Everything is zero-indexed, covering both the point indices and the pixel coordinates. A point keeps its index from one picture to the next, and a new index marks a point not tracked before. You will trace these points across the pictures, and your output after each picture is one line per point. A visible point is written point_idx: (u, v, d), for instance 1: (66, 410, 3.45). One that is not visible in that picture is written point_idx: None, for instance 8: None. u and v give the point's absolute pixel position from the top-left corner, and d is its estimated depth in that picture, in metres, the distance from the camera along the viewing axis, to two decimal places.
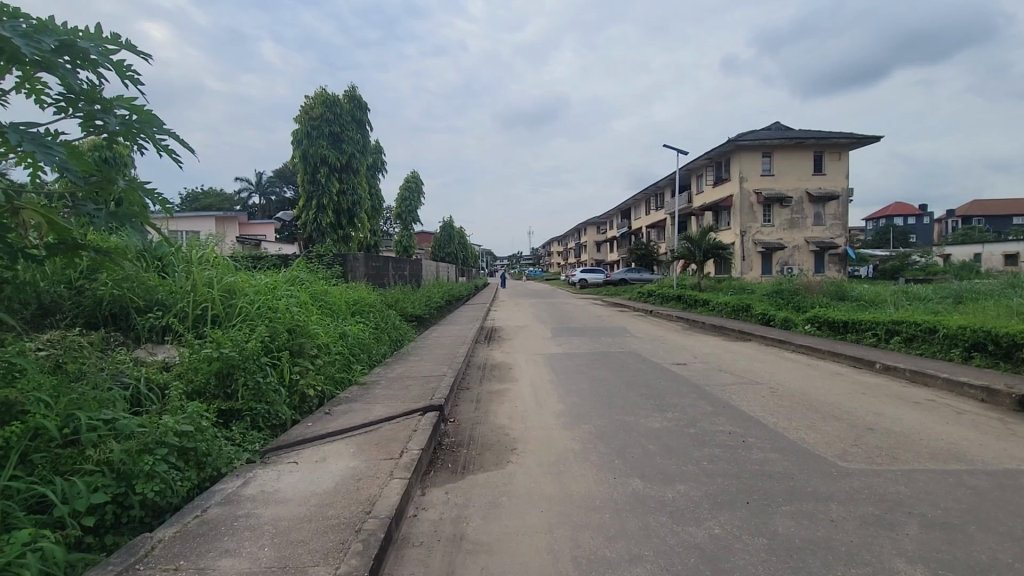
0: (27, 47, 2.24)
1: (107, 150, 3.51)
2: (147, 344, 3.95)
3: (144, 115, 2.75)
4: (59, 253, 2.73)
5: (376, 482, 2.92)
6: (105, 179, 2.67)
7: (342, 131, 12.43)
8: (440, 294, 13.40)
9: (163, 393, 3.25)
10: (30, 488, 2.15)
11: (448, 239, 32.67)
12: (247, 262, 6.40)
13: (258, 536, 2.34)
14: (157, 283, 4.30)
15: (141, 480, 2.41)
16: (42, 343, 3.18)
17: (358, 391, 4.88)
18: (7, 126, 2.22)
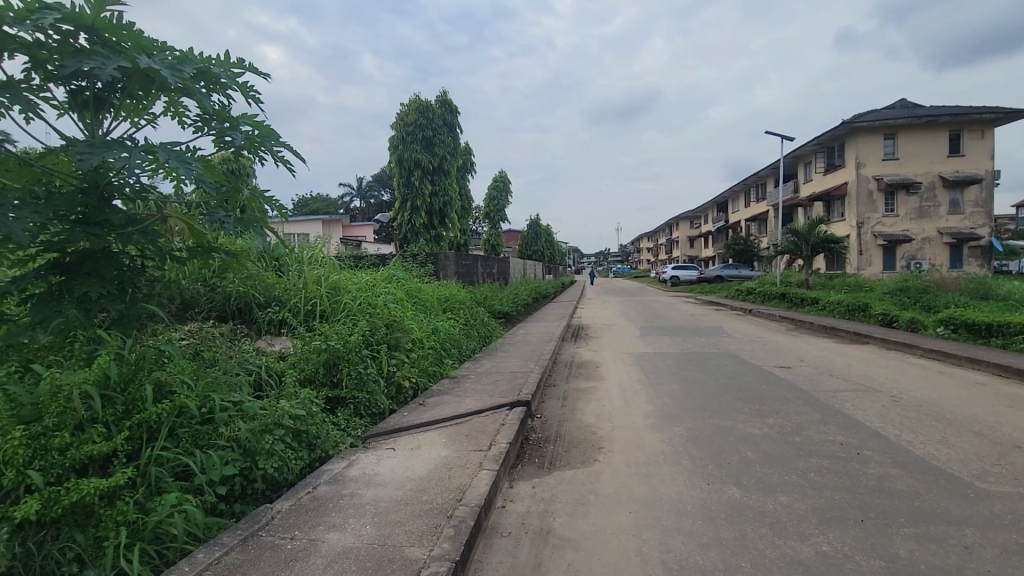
0: (172, 76, 2.59)
1: (234, 163, 3.95)
2: (267, 335, 4.40)
3: (264, 129, 3.07)
4: (197, 255, 3.13)
5: (466, 471, 3.03)
6: (233, 189, 3.04)
7: (435, 134, 12.98)
8: (527, 292, 13.52)
9: (280, 380, 3.61)
10: (176, 458, 2.47)
11: (536, 237, 32.87)
12: (350, 261, 6.91)
13: (361, 514, 2.53)
14: (274, 281, 4.78)
15: (262, 457, 2.71)
16: (184, 333, 3.65)
17: (448, 384, 5.10)
18: (159, 146, 2.59)
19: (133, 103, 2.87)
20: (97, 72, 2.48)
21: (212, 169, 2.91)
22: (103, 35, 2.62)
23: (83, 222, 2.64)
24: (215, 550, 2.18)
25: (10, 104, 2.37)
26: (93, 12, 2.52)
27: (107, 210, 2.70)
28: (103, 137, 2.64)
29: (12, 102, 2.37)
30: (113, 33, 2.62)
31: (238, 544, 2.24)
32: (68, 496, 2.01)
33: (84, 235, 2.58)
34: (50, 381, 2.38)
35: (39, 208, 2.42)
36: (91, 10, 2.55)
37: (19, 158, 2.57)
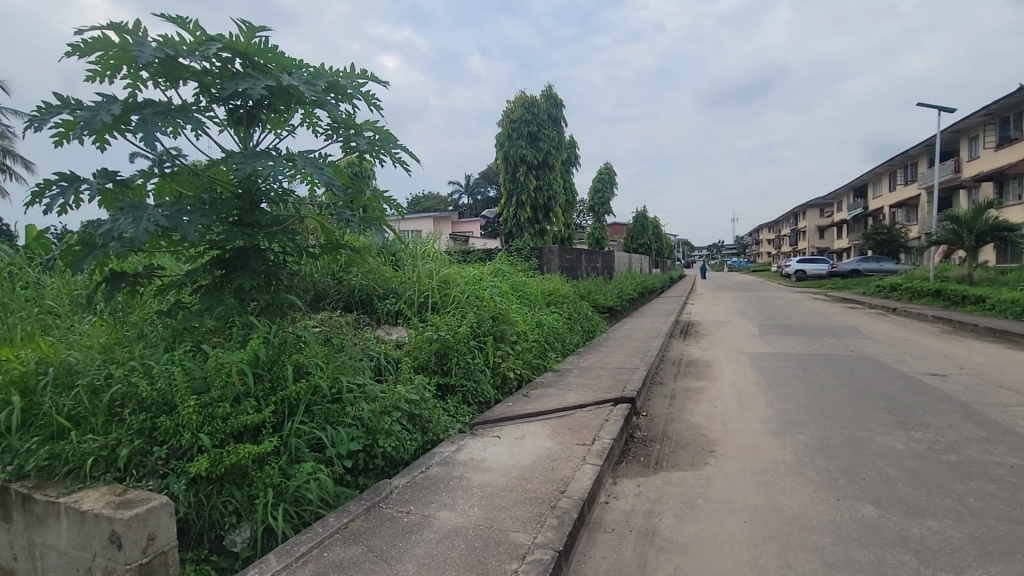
0: (307, 90, 2.89)
1: (357, 166, 4.32)
2: (385, 325, 4.76)
3: (383, 133, 3.32)
4: (328, 251, 3.49)
5: (570, 464, 3.05)
6: (358, 191, 3.34)
7: (540, 129, 13.10)
8: (633, 286, 13.13)
9: (396, 366, 3.89)
10: (312, 432, 2.76)
11: (643, 230, 31.77)
12: (459, 256, 7.24)
13: (469, 496, 2.65)
14: (392, 275, 5.15)
15: (382, 436, 2.96)
16: (317, 321, 4.07)
17: (552, 377, 5.15)
18: (298, 154, 2.92)
19: (277, 117, 3.26)
20: (250, 91, 2.84)
21: (340, 173, 3.23)
22: (254, 58, 2.99)
23: (238, 224, 3.06)
24: (344, 516, 2.43)
25: (185, 125, 2.80)
26: (247, 40, 2.91)
27: (257, 212, 3.09)
28: (254, 149, 3.03)
29: (186, 122, 2.81)
30: (261, 56, 2.99)
31: (362, 513, 2.47)
32: (229, 458, 2.35)
33: (240, 234, 2.99)
34: (215, 359, 2.78)
35: (206, 212, 2.84)
36: (244, 37, 2.93)
37: (191, 169, 3.02)
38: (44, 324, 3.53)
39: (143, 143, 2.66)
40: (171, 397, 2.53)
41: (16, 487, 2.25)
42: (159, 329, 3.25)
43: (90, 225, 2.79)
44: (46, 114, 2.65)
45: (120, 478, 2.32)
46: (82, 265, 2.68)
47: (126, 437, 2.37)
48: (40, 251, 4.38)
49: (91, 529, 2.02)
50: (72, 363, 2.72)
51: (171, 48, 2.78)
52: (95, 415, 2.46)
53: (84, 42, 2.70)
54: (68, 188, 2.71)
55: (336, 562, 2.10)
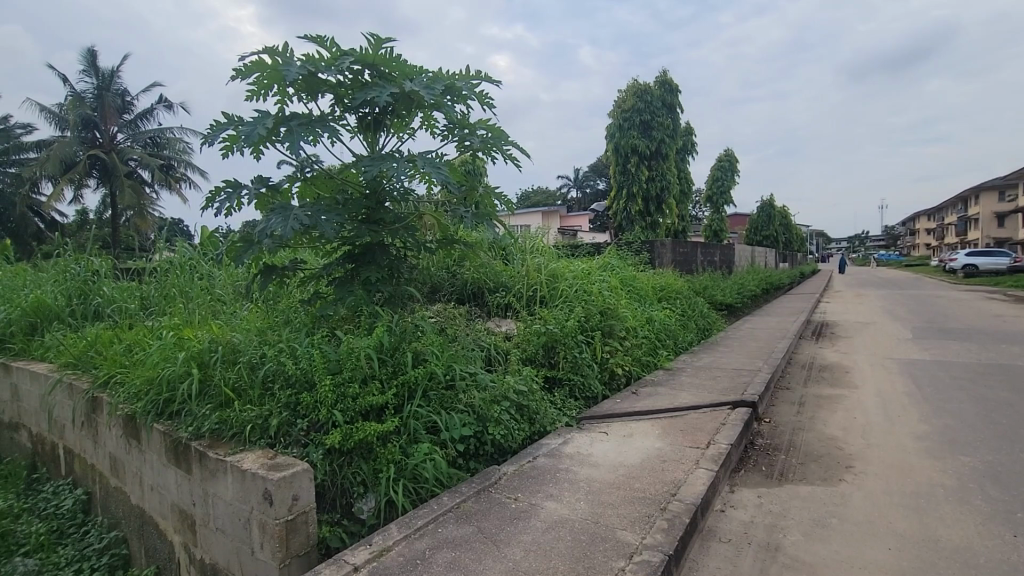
0: (427, 94, 3.06)
1: (471, 164, 4.50)
2: (495, 317, 4.91)
3: (496, 131, 3.41)
4: (444, 246, 3.69)
5: (682, 466, 2.92)
6: (471, 188, 3.49)
7: (653, 118, 12.62)
8: (756, 282, 12.12)
9: (506, 358, 3.99)
10: (428, 415, 2.94)
11: (768, 220, 29.16)
12: (567, 250, 7.23)
13: (576, 489, 2.66)
14: (502, 269, 5.29)
15: (492, 424, 3.07)
16: (434, 312, 4.32)
17: (663, 375, 4.96)
18: (418, 155, 3.11)
19: (400, 121, 3.51)
20: (377, 98, 3.09)
21: (455, 171, 3.39)
22: (380, 68, 3.24)
23: (367, 221, 3.34)
24: (456, 496, 2.56)
25: (323, 133, 3.12)
26: (375, 51, 3.15)
27: (382, 211, 3.36)
28: (380, 153, 3.28)
29: (324, 131, 3.13)
30: (387, 66, 3.22)
31: (473, 495, 2.59)
32: (358, 434, 2.59)
33: (367, 232, 3.27)
34: (346, 345, 3.07)
35: (340, 212, 3.14)
36: (373, 49, 3.18)
37: (327, 172, 3.35)
38: (214, 310, 4.16)
39: (289, 151, 3.01)
40: (311, 376, 2.85)
41: (195, 444, 2.67)
42: (301, 316, 3.66)
43: (249, 224, 3.23)
44: (217, 131, 3.11)
45: (271, 444, 2.63)
46: (243, 260, 3.10)
47: (276, 409, 2.70)
48: (212, 248, 5.17)
49: (249, 486, 2.35)
50: (235, 344, 3.16)
51: (311, 65, 3.10)
52: (252, 388, 2.84)
53: (245, 66, 3.11)
54: (233, 194, 3.15)
55: (450, 539, 2.22)
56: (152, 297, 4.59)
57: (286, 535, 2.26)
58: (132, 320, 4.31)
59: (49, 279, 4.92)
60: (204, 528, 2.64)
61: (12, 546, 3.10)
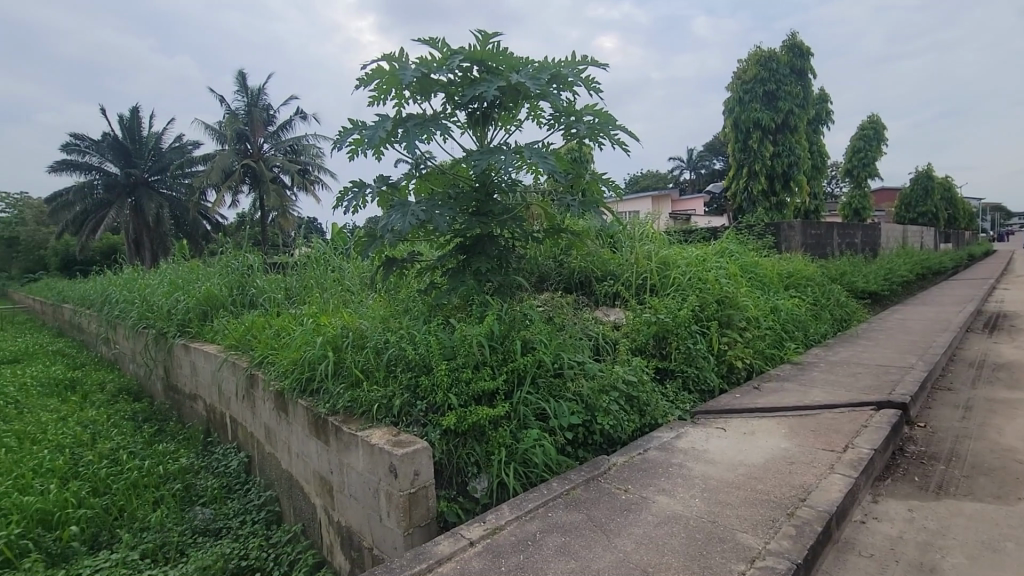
0: (533, 85, 3.07)
1: (577, 152, 4.43)
2: (603, 305, 4.83)
3: (603, 116, 3.33)
4: (551, 236, 3.71)
5: (813, 470, 2.65)
6: (578, 176, 3.46)
7: (778, 87, 11.52)
8: (908, 266, 10.54)
9: (615, 347, 3.91)
10: (537, 402, 2.99)
11: (925, 195, 25.13)
12: (680, 235, 6.88)
13: (690, 486, 2.54)
14: (610, 257, 5.18)
15: (601, 414, 3.04)
16: (541, 301, 4.36)
17: (790, 370, 4.53)
18: (525, 146, 3.14)
19: (507, 113, 3.57)
20: (486, 94, 3.16)
21: (561, 160, 3.37)
22: (488, 63, 3.31)
23: (476, 214, 3.46)
24: (566, 483, 2.58)
25: (436, 132, 3.28)
26: (483, 47, 3.23)
27: (491, 202, 3.46)
28: (488, 146, 3.37)
29: (437, 129, 3.28)
30: (494, 60, 3.28)
31: (582, 483, 2.59)
32: (471, 417, 2.72)
33: (477, 224, 3.39)
34: (460, 332, 3.22)
35: (452, 206, 3.29)
36: (481, 45, 3.26)
37: (440, 168, 3.53)
38: (344, 299, 4.59)
39: (406, 151, 3.21)
40: (428, 360, 3.04)
41: (332, 419, 2.99)
42: (418, 304, 3.90)
43: (372, 221, 3.51)
44: (344, 137, 3.40)
45: (395, 422, 2.85)
46: (367, 253, 3.38)
47: (399, 390, 2.93)
48: (341, 243, 5.70)
49: (377, 459, 2.57)
50: (362, 330, 3.47)
51: (425, 67, 3.26)
52: (378, 370, 3.10)
53: (366, 74, 3.36)
54: (359, 193, 3.44)
55: (560, 524, 2.25)
56: (294, 288, 5.20)
57: (410, 506, 2.44)
58: (279, 307, 4.92)
59: (217, 273, 5.77)
60: (340, 494, 2.94)
61: (194, 495, 3.72)
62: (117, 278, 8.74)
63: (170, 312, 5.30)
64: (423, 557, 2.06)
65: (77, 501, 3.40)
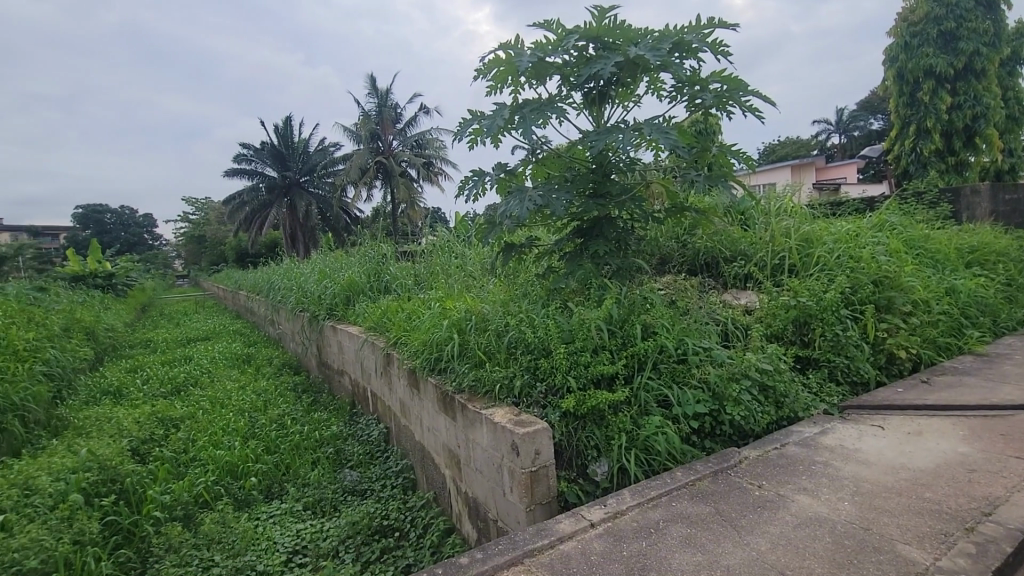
0: (653, 57, 2.91)
1: (702, 124, 4.13)
2: (733, 288, 4.48)
3: (733, 82, 3.05)
4: (673, 215, 3.52)
5: (1002, 481, 2.23)
6: (703, 149, 3.23)
7: (959, 25, 9.68)
8: None
9: (747, 333, 3.62)
10: (659, 388, 2.89)
11: None
12: (826, 208, 6.11)
13: (837, 487, 2.28)
14: (741, 236, 4.78)
15: (731, 404, 2.84)
16: (663, 284, 4.17)
17: (972, 363, 3.83)
18: (644, 122, 3.01)
19: (625, 90, 3.44)
20: (602, 71, 3.07)
21: (685, 134, 3.17)
22: (604, 39, 3.19)
23: (594, 196, 3.40)
24: (691, 474, 2.47)
25: (551, 116, 3.27)
26: (599, 23, 3.13)
27: (608, 183, 3.37)
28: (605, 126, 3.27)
29: (553, 113, 3.26)
30: (611, 35, 3.16)
31: (710, 475, 2.46)
32: (591, 400, 2.71)
33: (595, 206, 3.34)
34: (578, 316, 3.22)
35: (569, 189, 3.26)
36: (597, 22, 3.16)
37: (556, 152, 3.51)
38: (467, 284, 4.81)
39: (522, 137, 3.24)
40: (547, 343, 3.09)
41: (458, 397, 3.17)
42: (536, 288, 3.95)
43: (492, 207, 3.62)
44: (465, 127, 3.53)
45: (516, 402, 2.93)
46: (487, 239, 3.49)
47: (519, 371, 3.01)
48: (463, 231, 5.97)
49: (500, 436, 2.68)
50: (484, 314, 3.61)
51: (540, 51, 3.25)
52: (500, 352, 3.21)
53: (484, 65, 3.44)
54: (478, 181, 3.56)
55: (685, 515, 2.16)
56: (422, 274, 5.57)
57: (531, 484, 2.51)
58: (409, 293, 5.30)
59: (357, 262, 6.39)
60: (467, 467, 3.12)
61: (344, 459, 4.21)
62: (279, 268, 10.08)
63: (320, 298, 6.00)
64: (544, 533, 2.12)
65: (255, 457, 4.03)
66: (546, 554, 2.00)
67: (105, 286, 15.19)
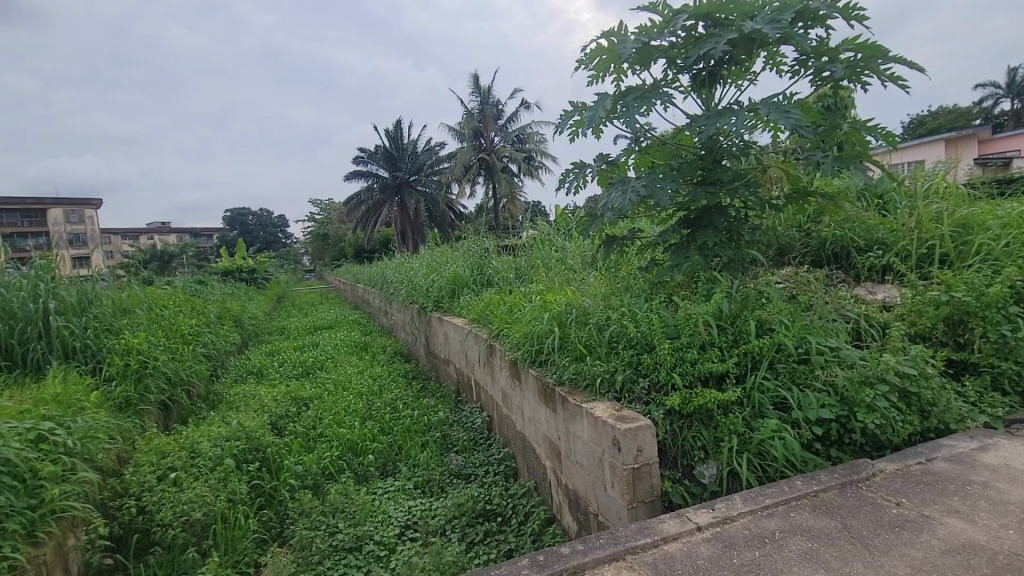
0: (773, 30, 2.66)
1: (831, 98, 3.72)
2: (868, 282, 4.00)
3: (869, 49, 2.71)
4: (795, 201, 3.23)
5: None
6: (831, 127, 2.91)
7: None
8: None
9: (884, 332, 3.22)
10: (776, 389, 2.68)
11: None
12: (990, 187, 5.21)
13: (1000, 512, 1.96)
14: (878, 222, 4.24)
15: (863, 410, 2.54)
16: (781, 278, 3.84)
17: None
18: (761, 102, 2.78)
19: (739, 68, 3.20)
20: (713, 51, 2.88)
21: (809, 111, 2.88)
22: (716, 16, 2.99)
23: (702, 184, 3.22)
24: (812, 483, 2.26)
25: (657, 102, 3.14)
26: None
27: (719, 169, 3.17)
28: (716, 108, 3.07)
29: (658, 99, 3.13)
30: (723, 11, 2.95)
31: (836, 487, 2.23)
32: (698, 399, 2.59)
33: (704, 195, 3.15)
34: (684, 310, 3.07)
35: (675, 177, 3.11)
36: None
37: (661, 139, 3.37)
38: (567, 277, 4.80)
39: (625, 127, 3.15)
40: (651, 338, 3.00)
41: (558, 389, 3.17)
42: (639, 281, 3.82)
43: (593, 199, 3.57)
44: (566, 119, 3.51)
45: (617, 397, 2.87)
46: (588, 232, 3.44)
47: (621, 366, 2.95)
48: (564, 224, 5.95)
49: (601, 431, 2.65)
50: (585, 308, 3.59)
51: (645, 35, 3.13)
52: (601, 346, 3.17)
53: (586, 54, 3.38)
54: (580, 173, 3.53)
55: (806, 527, 1.98)
56: (523, 267, 5.65)
57: (633, 481, 2.45)
58: (511, 286, 5.41)
59: (462, 256, 6.65)
60: (568, 459, 3.13)
61: (450, 443, 4.43)
62: (392, 262, 10.81)
63: (428, 290, 6.34)
64: (647, 532, 2.06)
65: (371, 437, 4.37)
66: (649, 553, 1.95)
67: (249, 280, 17.25)
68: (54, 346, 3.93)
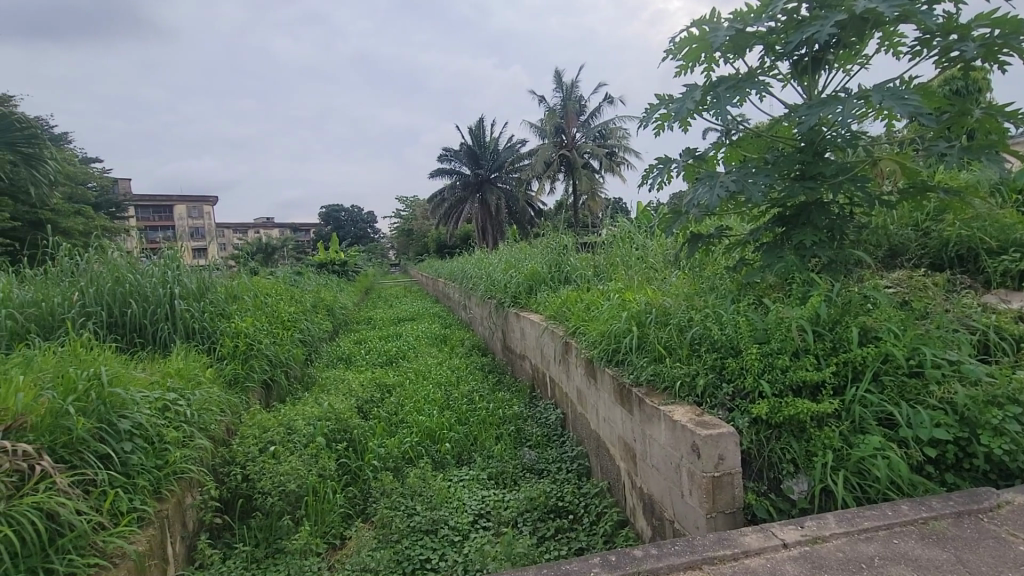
0: (889, 7, 2.41)
1: (960, 81, 3.31)
2: (1000, 289, 3.51)
3: (1009, 24, 2.37)
4: (910, 197, 2.91)
5: None
6: (959, 114, 2.59)
7: None
8: None
9: (1018, 346, 2.81)
10: (881, 404, 2.44)
11: None
12: None
13: None
14: (1016, 221, 3.70)
15: (988, 433, 2.24)
16: (891, 282, 3.47)
17: None
18: (872, 88, 2.53)
19: (848, 51, 2.94)
20: (818, 35, 2.66)
21: (932, 97, 2.58)
22: None
23: (801, 178, 2.99)
24: (921, 509, 2.03)
25: (751, 91, 2.95)
26: None
27: (820, 163, 2.92)
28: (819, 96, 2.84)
29: (753, 88, 2.94)
30: None
31: (950, 516, 1.99)
32: (788, 409, 2.42)
33: (802, 190, 2.92)
34: (776, 314, 2.87)
35: (769, 171, 2.92)
36: None
37: (755, 132, 3.18)
38: (648, 276, 4.66)
39: (715, 119, 3.00)
40: (737, 342, 2.85)
41: (635, 390, 3.09)
42: (726, 281, 3.63)
43: (678, 195, 3.44)
44: (652, 113, 3.40)
45: (699, 402, 2.75)
46: (671, 230, 3.31)
47: (703, 369, 2.83)
48: (646, 221, 5.77)
49: (679, 435, 2.55)
50: (666, 308, 3.47)
51: (740, 21, 2.96)
52: (682, 347, 3.05)
53: (675, 44, 3.25)
54: (664, 169, 3.41)
55: (911, 556, 1.79)
56: (602, 265, 5.56)
57: (713, 490, 2.34)
58: (589, 283, 5.35)
59: (541, 253, 6.67)
60: (643, 462, 3.05)
61: (524, 438, 4.47)
62: (472, 258, 11.08)
63: (506, 286, 6.44)
64: (727, 543, 1.96)
65: (448, 426, 4.52)
66: (729, 565, 1.86)
67: (340, 272, 18.44)
68: (177, 326, 4.43)
